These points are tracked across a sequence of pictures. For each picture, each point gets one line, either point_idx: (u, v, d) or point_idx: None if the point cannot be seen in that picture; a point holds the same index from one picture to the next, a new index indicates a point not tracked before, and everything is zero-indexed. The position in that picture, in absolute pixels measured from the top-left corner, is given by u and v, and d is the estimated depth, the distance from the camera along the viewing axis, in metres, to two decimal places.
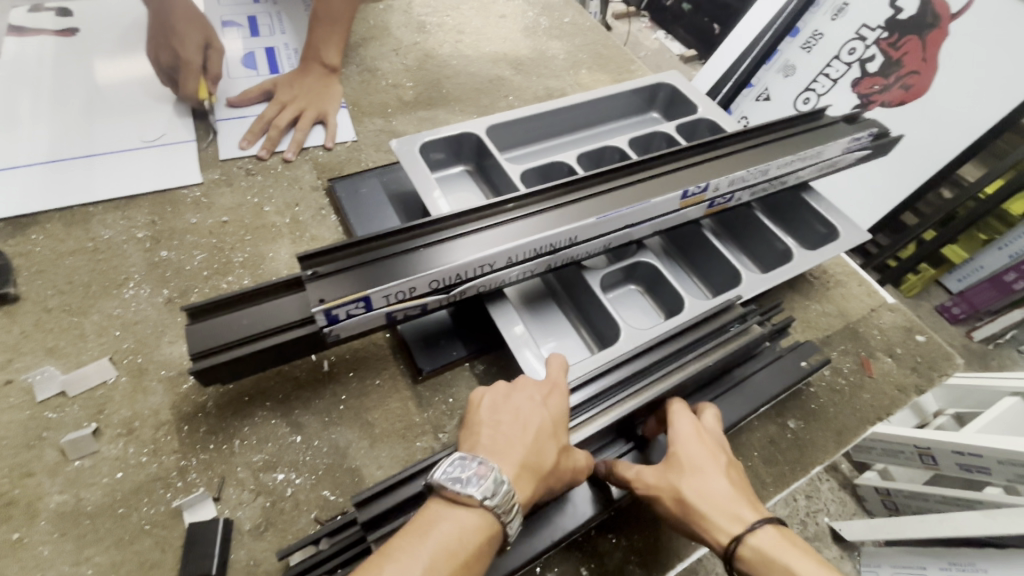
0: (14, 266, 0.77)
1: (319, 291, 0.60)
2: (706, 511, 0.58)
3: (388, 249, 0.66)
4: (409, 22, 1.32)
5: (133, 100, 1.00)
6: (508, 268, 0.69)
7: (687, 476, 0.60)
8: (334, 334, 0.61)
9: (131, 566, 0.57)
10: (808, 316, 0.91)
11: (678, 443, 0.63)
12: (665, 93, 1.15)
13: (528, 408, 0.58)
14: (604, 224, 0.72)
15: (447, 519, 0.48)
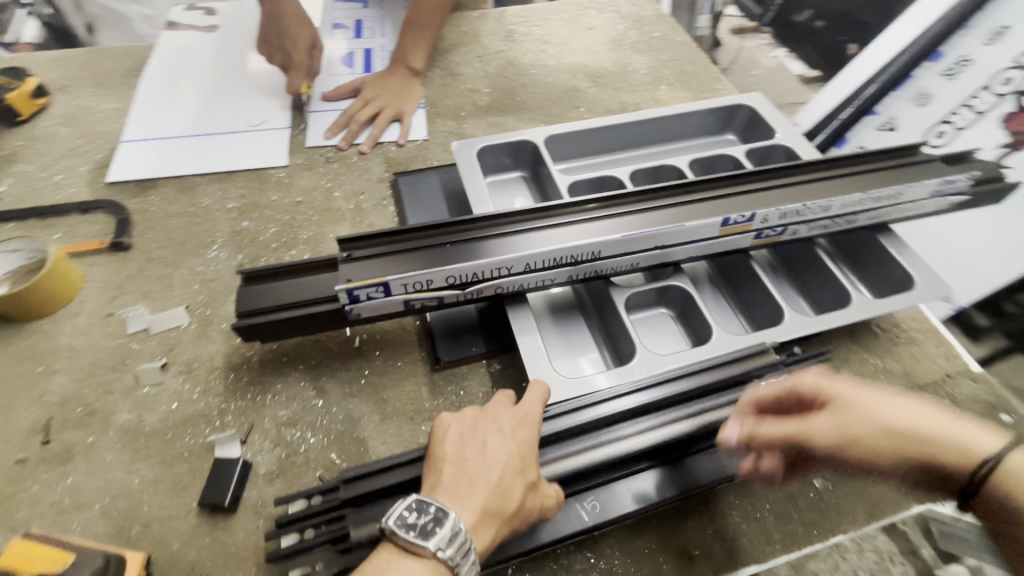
0: (132, 220, 0.92)
1: (349, 272, 0.67)
2: (916, 441, 0.56)
3: (421, 241, 0.71)
4: (498, 30, 1.38)
5: (247, 90, 1.15)
6: (527, 274, 0.70)
7: (874, 418, 0.57)
8: (355, 313, 0.68)
9: (168, 484, 0.67)
10: (864, 370, 0.82)
11: (833, 388, 0.60)
12: (744, 114, 1.09)
13: (495, 445, 0.59)
14: (632, 242, 0.71)
15: (398, 568, 0.51)
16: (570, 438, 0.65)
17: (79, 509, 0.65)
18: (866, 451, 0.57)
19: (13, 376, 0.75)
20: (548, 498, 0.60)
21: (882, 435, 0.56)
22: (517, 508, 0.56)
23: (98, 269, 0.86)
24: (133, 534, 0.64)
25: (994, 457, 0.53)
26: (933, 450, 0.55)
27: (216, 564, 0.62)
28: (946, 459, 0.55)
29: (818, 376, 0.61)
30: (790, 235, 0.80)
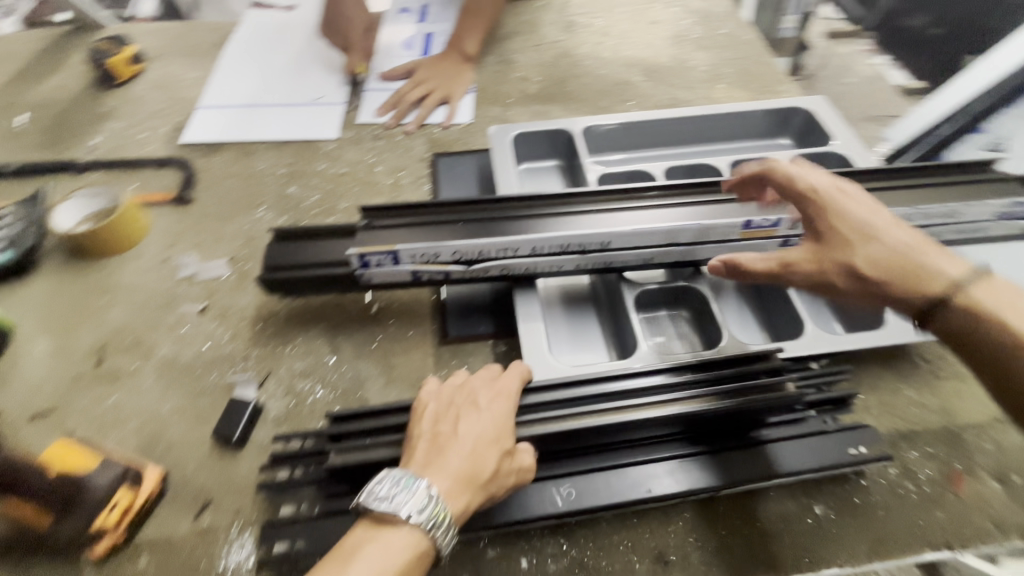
0: (197, 178, 1.02)
1: (365, 238, 0.72)
2: (890, 266, 0.54)
3: (439, 217, 0.75)
4: (559, 21, 1.38)
5: (312, 67, 1.22)
6: (534, 258, 0.71)
7: (853, 241, 0.57)
8: (366, 278, 0.73)
9: (191, 414, 0.75)
10: (893, 401, 0.76)
11: (824, 205, 0.60)
12: (800, 119, 1.04)
13: (467, 415, 0.61)
14: (643, 236, 0.71)
15: (374, 539, 0.52)
16: (553, 415, 0.66)
17: (116, 424, 0.74)
18: (834, 280, 0.57)
19: (81, 303, 0.86)
20: (524, 464, 0.61)
21: (850, 268, 0.56)
22: (492, 470, 0.57)
23: (162, 218, 0.96)
24: (156, 452, 0.71)
25: (953, 298, 0.52)
26: (902, 278, 0.54)
27: (220, 490, 0.69)
28: (914, 289, 0.54)
29: (808, 189, 0.62)
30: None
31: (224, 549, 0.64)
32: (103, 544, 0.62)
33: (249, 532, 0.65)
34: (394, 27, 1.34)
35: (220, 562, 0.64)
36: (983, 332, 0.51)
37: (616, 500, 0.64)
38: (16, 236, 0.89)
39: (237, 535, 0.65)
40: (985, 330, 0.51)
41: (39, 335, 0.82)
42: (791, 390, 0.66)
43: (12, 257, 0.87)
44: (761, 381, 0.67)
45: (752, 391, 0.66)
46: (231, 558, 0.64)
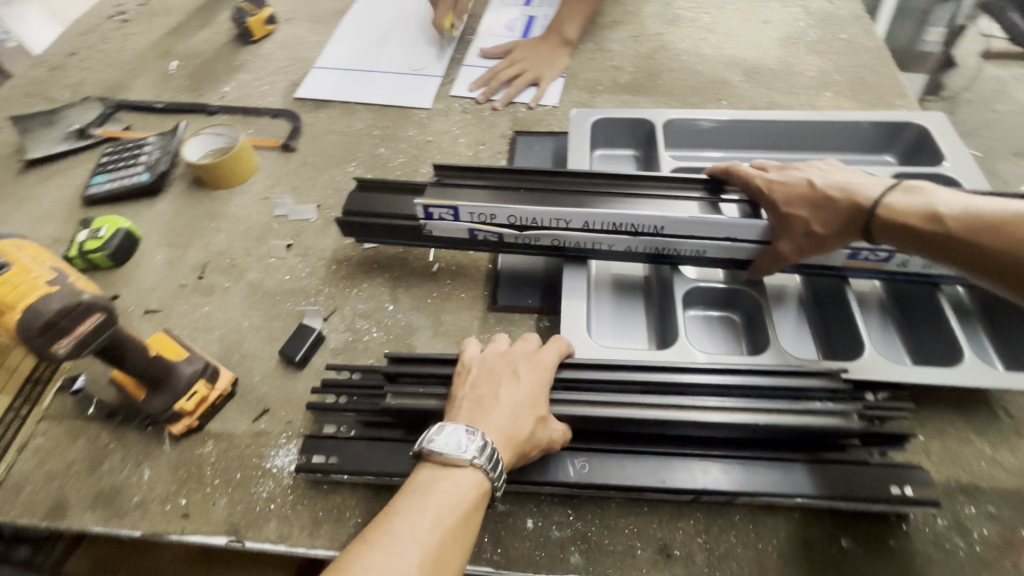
0: (303, 131, 1.13)
1: (433, 193, 0.77)
2: (836, 214, 0.66)
3: (503, 182, 0.79)
4: (664, 13, 1.35)
5: (418, 39, 1.30)
6: (586, 232, 0.74)
7: (804, 210, 0.68)
8: (428, 230, 0.78)
9: (265, 332, 0.85)
10: (958, 450, 0.69)
11: (770, 189, 0.71)
12: (911, 135, 0.97)
13: (509, 380, 0.64)
14: (698, 225, 0.70)
15: (443, 478, 0.56)
16: (586, 395, 0.67)
17: (206, 330, 0.85)
18: (802, 243, 0.69)
19: (194, 225, 0.99)
20: (560, 430, 0.64)
21: (810, 233, 0.68)
22: (532, 432, 0.61)
23: (268, 162, 1.08)
24: (233, 359, 0.82)
25: (877, 213, 0.63)
26: (848, 220, 0.66)
27: (277, 402, 0.78)
28: (856, 224, 0.66)
29: (752, 180, 0.73)
30: (896, 263, 0.72)
31: (273, 451, 0.73)
32: (181, 425, 0.74)
33: (295, 441, 0.74)
34: (499, 7, 1.38)
35: (268, 461, 0.73)
36: (915, 232, 0.61)
37: (631, 483, 0.65)
38: (153, 162, 1.05)
39: (285, 441, 0.74)
40: (916, 228, 0.61)
41: (159, 247, 0.97)
42: (853, 423, 0.62)
43: (149, 179, 1.02)
44: (818, 407, 0.63)
45: (807, 414, 0.63)
46: (277, 460, 0.73)
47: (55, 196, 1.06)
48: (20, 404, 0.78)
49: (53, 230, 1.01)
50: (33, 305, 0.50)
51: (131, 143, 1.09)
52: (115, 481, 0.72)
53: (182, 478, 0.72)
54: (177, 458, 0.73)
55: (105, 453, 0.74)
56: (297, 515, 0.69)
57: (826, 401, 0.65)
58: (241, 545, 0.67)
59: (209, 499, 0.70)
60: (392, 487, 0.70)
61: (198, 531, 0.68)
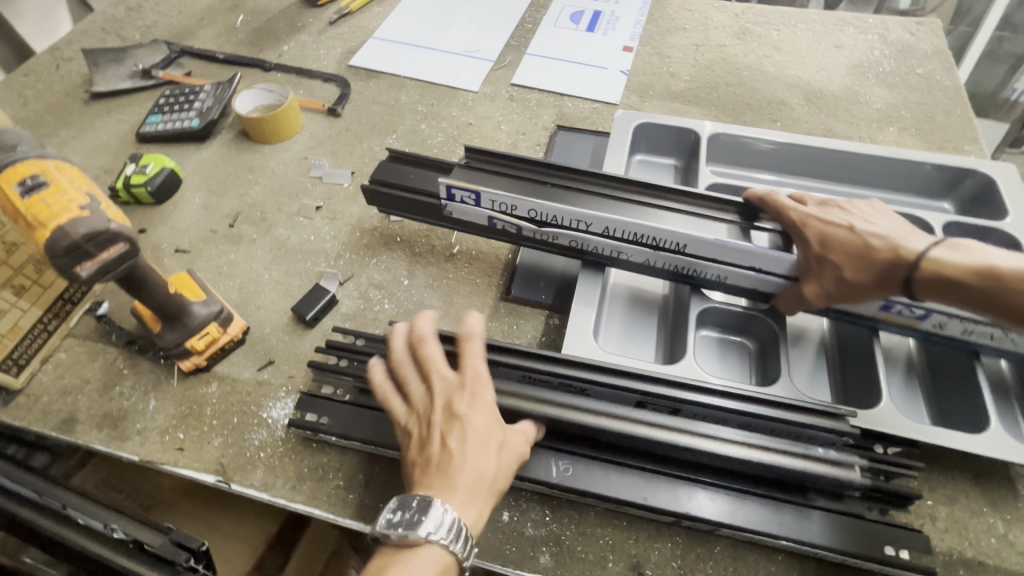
0: (351, 98, 1.15)
1: (459, 174, 0.78)
2: (874, 264, 0.63)
3: (533, 174, 0.78)
4: (731, 24, 1.30)
5: (477, 22, 1.30)
6: (605, 238, 0.73)
7: (840, 255, 0.64)
8: (448, 211, 0.79)
9: (282, 288, 0.87)
10: (967, 521, 0.65)
11: (805, 225, 0.68)
12: (973, 184, 0.91)
13: (450, 426, 0.56)
14: (721, 249, 0.68)
15: (398, 564, 0.50)
16: (573, 403, 0.65)
17: (228, 277, 0.88)
18: (830, 289, 0.65)
19: (234, 175, 1.02)
20: (525, 446, 0.60)
21: (840, 278, 0.64)
22: (500, 468, 0.55)
23: (313, 124, 1.10)
24: (248, 308, 0.85)
25: (922, 268, 0.60)
26: (887, 273, 0.62)
27: (283, 355, 0.80)
28: (895, 278, 0.62)
29: (788, 213, 0.69)
30: (934, 323, 0.67)
31: (271, 403, 0.75)
32: (189, 362, 0.76)
33: (293, 397, 0.76)
34: None
35: (264, 412, 0.75)
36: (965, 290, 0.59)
37: (612, 493, 0.64)
38: (205, 110, 1.08)
39: (284, 395, 0.76)
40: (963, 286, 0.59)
41: (198, 191, 1.00)
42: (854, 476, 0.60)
43: (199, 125, 1.06)
44: (818, 454, 0.61)
45: (808, 456, 0.60)
46: (273, 412, 0.75)
47: (112, 130, 1.11)
48: (50, 319, 0.80)
49: (106, 162, 1.06)
50: (63, 226, 0.52)
51: (188, 89, 1.13)
52: (122, 406, 0.76)
53: (183, 413, 0.75)
54: (182, 393, 0.76)
55: (118, 377, 0.78)
56: (283, 467, 0.70)
57: (829, 451, 0.62)
58: (226, 486, 0.69)
59: (204, 437, 0.73)
60: (377, 456, 0.71)
61: (189, 466, 0.70)
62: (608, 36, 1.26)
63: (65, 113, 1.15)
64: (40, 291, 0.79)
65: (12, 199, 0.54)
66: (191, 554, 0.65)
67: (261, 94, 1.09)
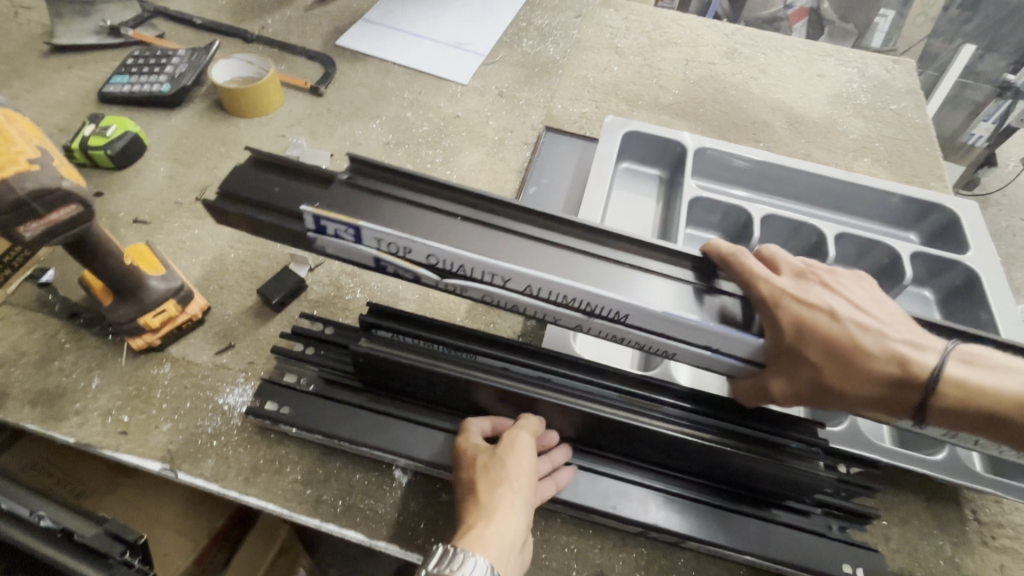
0: (335, 79, 1.11)
1: (334, 194, 0.54)
2: (868, 369, 0.54)
3: (426, 196, 0.56)
4: (721, 44, 1.32)
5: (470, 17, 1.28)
6: (526, 298, 0.54)
7: (824, 353, 0.54)
8: (322, 246, 0.56)
9: (248, 268, 0.82)
10: (919, 542, 0.67)
11: (780, 304, 0.54)
12: (938, 219, 0.95)
13: (479, 485, 0.57)
14: (668, 322, 0.52)
15: None
16: (551, 387, 0.63)
17: (191, 253, 0.83)
18: (805, 389, 0.55)
19: (204, 146, 0.97)
20: (523, 438, 0.60)
21: (819, 381, 0.55)
22: (496, 484, 0.57)
23: (293, 101, 1.06)
24: (210, 288, 0.80)
25: (927, 386, 0.53)
26: (878, 383, 0.54)
27: (244, 339, 0.75)
28: (886, 388, 0.54)
29: (759, 287, 0.54)
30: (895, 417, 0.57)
31: (228, 388, 0.71)
32: (141, 340, 0.71)
33: (253, 383, 0.72)
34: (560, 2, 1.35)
35: (220, 397, 0.70)
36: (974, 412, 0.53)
37: (579, 500, 0.63)
38: (177, 75, 1.02)
39: (242, 380, 0.72)
40: (974, 406, 0.53)
41: (163, 159, 0.94)
42: (823, 474, 0.59)
43: (169, 90, 1.00)
44: (789, 448, 0.61)
45: (780, 456, 0.60)
46: (229, 398, 0.70)
47: (72, 86, 1.03)
48: None
49: (62, 120, 0.98)
50: (8, 179, 0.47)
51: (160, 51, 1.06)
52: (61, 381, 0.70)
53: (130, 394, 0.69)
54: (130, 373, 0.71)
55: (59, 351, 0.72)
56: (237, 457, 0.66)
57: (798, 446, 0.62)
58: (172, 475, 0.64)
59: (152, 422, 0.68)
60: (339, 451, 0.67)
61: (132, 451, 0.65)
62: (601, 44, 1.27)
63: (20, 64, 1.06)
64: None
65: None
66: (127, 547, 0.60)
67: (240, 65, 1.04)
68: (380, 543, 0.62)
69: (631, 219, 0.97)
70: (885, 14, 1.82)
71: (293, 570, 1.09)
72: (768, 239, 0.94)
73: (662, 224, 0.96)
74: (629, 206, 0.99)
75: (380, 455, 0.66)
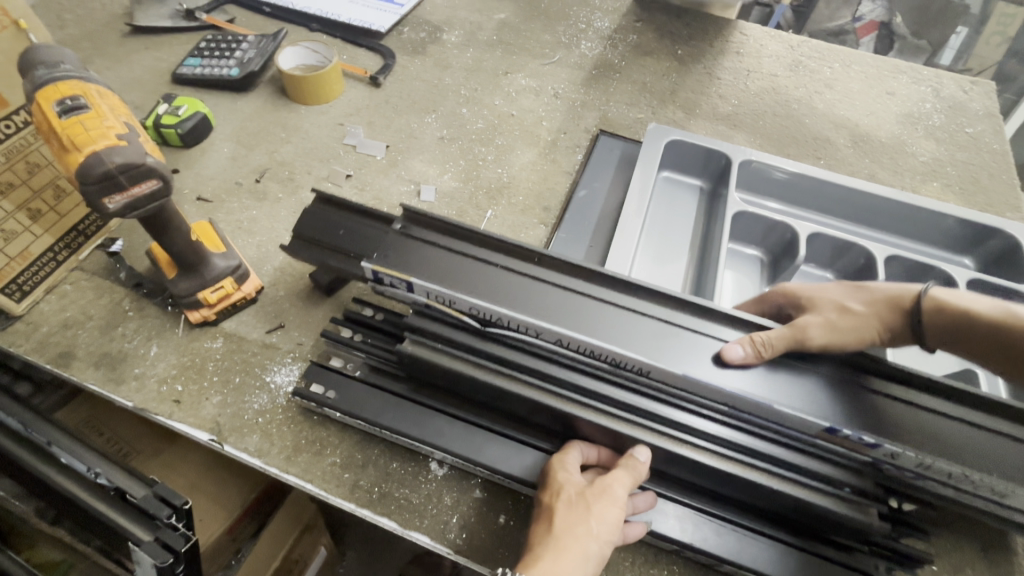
0: (394, 71, 1.13)
1: (389, 251, 0.68)
2: (866, 299, 0.66)
3: (475, 253, 0.68)
4: (785, 55, 1.28)
5: (530, 19, 1.28)
6: (558, 348, 0.64)
7: (827, 300, 0.67)
8: (380, 291, 0.69)
9: None
10: None
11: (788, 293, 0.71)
12: (997, 244, 0.89)
13: (559, 511, 0.56)
14: (688, 381, 0.60)
15: None
16: (590, 403, 0.62)
17: (248, 233, 0.86)
18: (841, 322, 0.64)
19: (266, 131, 0.99)
20: (614, 487, 0.57)
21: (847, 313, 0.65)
22: (577, 524, 0.55)
23: (352, 90, 1.08)
24: (264, 268, 0.82)
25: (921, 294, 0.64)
26: (883, 309, 0.65)
27: (293, 321, 0.77)
28: (888, 315, 0.65)
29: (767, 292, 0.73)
30: (883, 452, 0.56)
31: (276, 367, 0.73)
32: (198, 314, 0.74)
33: (299, 364, 0.74)
34: (624, 8, 1.34)
35: (268, 375, 0.72)
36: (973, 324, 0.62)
37: None
38: (245, 60, 1.06)
39: (290, 361, 0.74)
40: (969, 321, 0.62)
41: (227, 141, 0.97)
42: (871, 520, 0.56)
43: (237, 75, 1.03)
44: (842, 496, 0.58)
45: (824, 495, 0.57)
46: (277, 377, 0.72)
47: (148, 66, 1.08)
48: (60, 249, 0.78)
49: (138, 99, 1.03)
50: (99, 152, 0.51)
51: (230, 36, 1.10)
52: (123, 347, 0.73)
53: (185, 364, 0.72)
54: (185, 344, 0.74)
55: (123, 318, 0.76)
56: (280, 435, 0.68)
57: (850, 492, 0.58)
58: (219, 447, 0.67)
59: (203, 393, 0.70)
60: (378, 438, 0.69)
61: (183, 420, 0.68)
62: (662, 51, 1.25)
63: (102, 42, 1.12)
64: (55, 218, 0.76)
65: (49, 118, 0.52)
66: (173, 511, 0.62)
67: (304, 53, 1.07)
68: (413, 534, 0.63)
69: (671, 227, 0.95)
70: (959, 31, 1.73)
71: (313, 550, 1.12)
72: (811, 257, 0.90)
73: (702, 236, 0.93)
74: (670, 214, 0.97)
75: (415, 445, 0.66)
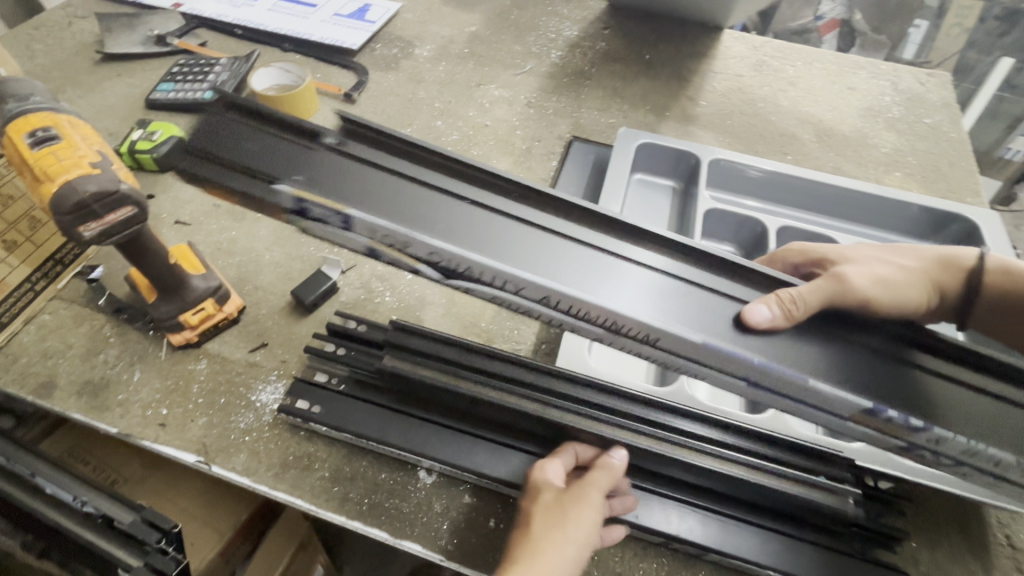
0: (368, 88, 1.14)
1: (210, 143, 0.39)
2: (910, 257, 0.56)
3: (355, 162, 0.40)
4: (749, 56, 1.32)
5: (501, 31, 1.31)
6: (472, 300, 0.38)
7: (866, 256, 0.56)
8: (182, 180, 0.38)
9: (281, 270, 0.85)
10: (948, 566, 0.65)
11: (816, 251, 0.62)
12: (958, 229, 0.92)
13: (538, 517, 0.58)
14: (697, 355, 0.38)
15: None
16: (570, 409, 0.64)
17: (228, 254, 0.86)
18: (884, 277, 0.52)
19: None
20: (591, 492, 0.58)
21: (889, 269, 0.54)
22: (551, 530, 0.56)
23: (327, 108, 1.09)
24: (245, 288, 0.83)
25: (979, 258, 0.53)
26: (934, 269, 0.54)
27: (276, 339, 0.78)
28: (940, 273, 0.54)
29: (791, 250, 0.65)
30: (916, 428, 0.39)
31: (261, 385, 0.73)
32: (180, 337, 0.75)
33: (284, 381, 0.74)
34: (592, 17, 1.37)
35: (253, 394, 0.73)
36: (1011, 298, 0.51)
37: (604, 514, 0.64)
38: (219, 84, 1.06)
39: (274, 379, 0.74)
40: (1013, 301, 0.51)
41: None
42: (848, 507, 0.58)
43: (211, 97, 1.04)
44: (818, 482, 0.59)
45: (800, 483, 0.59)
46: (262, 395, 0.73)
47: (121, 93, 1.08)
48: (38, 279, 0.78)
49: (112, 126, 1.03)
50: (72, 182, 0.51)
51: (203, 60, 1.11)
52: (105, 373, 0.73)
53: (169, 388, 0.72)
54: (168, 368, 0.74)
55: (104, 345, 0.76)
56: (267, 453, 0.68)
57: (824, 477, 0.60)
58: (207, 468, 0.67)
59: (188, 416, 0.70)
60: (365, 450, 0.69)
61: (169, 443, 0.68)
62: (631, 57, 1.28)
63: (73, 71, 1.12)
64: (31, 249, 0.76)
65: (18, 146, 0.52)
66: (163, 535, 0.62)
67: (277, 74, 1.08)
68: (405, 543, 0.64)
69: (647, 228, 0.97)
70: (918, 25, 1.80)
71: (310, 569, 1.11)
72: None
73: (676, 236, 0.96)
74: (645, 216, 0.99)
75: (403, 455, 0.67)
